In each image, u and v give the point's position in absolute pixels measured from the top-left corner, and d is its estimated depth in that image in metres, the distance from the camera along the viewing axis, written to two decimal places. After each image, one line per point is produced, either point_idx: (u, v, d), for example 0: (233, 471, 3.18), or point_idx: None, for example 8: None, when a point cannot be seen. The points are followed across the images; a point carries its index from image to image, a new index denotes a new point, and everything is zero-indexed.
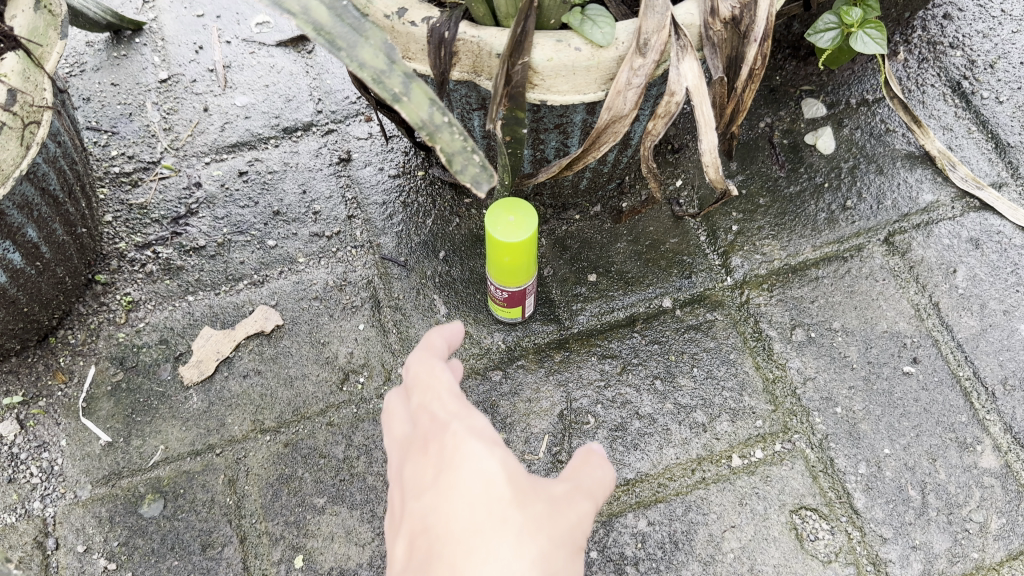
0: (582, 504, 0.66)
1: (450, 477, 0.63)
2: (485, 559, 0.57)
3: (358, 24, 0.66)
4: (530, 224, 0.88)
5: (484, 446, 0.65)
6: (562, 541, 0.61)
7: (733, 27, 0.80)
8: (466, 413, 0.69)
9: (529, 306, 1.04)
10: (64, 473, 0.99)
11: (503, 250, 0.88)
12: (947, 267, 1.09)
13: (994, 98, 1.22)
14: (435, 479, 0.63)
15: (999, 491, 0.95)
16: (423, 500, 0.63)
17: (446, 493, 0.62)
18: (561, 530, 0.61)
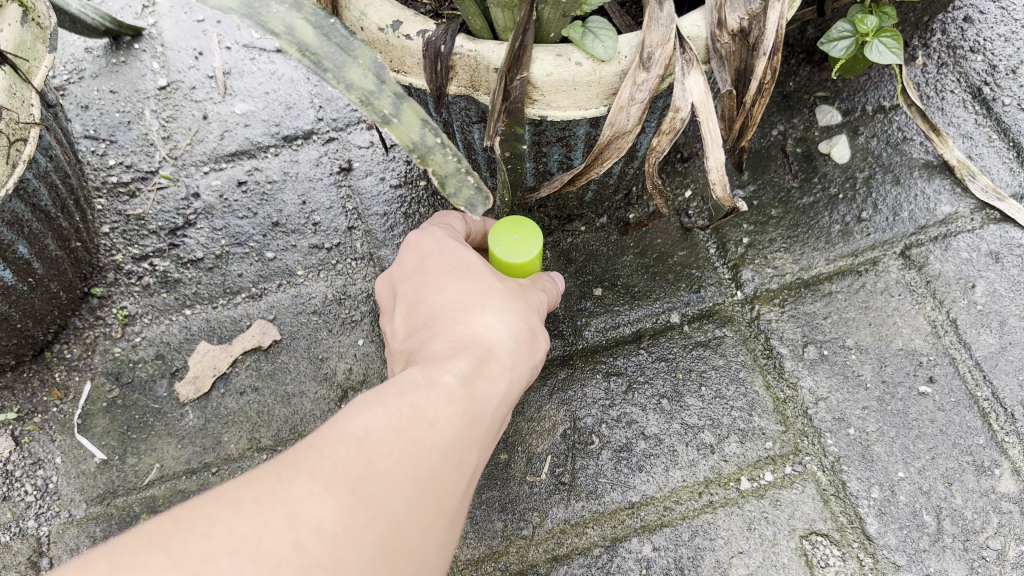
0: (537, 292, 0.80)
1: (437, 266, 0.73)
2: (489, 314, 0.68)
3: (346, 42, 0.63)
4: (535, 240, 0.84)
5: (458, 245, 0.76)
6: (531, 311, 0.74)
7: (741, 39, 0.76)
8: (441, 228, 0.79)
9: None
10: (58, 491, 0.98)
11: (509, 270, 0.84)
12: (966, 282, 1.05)
13: (1016, 105, 1.18)
14: (424, 268, 0.73)
15: (1018, 517, 0.92)
16: (418, 283, 0.72)
17: (437, 274, 0.72)
18: (530, 307, 0.74)
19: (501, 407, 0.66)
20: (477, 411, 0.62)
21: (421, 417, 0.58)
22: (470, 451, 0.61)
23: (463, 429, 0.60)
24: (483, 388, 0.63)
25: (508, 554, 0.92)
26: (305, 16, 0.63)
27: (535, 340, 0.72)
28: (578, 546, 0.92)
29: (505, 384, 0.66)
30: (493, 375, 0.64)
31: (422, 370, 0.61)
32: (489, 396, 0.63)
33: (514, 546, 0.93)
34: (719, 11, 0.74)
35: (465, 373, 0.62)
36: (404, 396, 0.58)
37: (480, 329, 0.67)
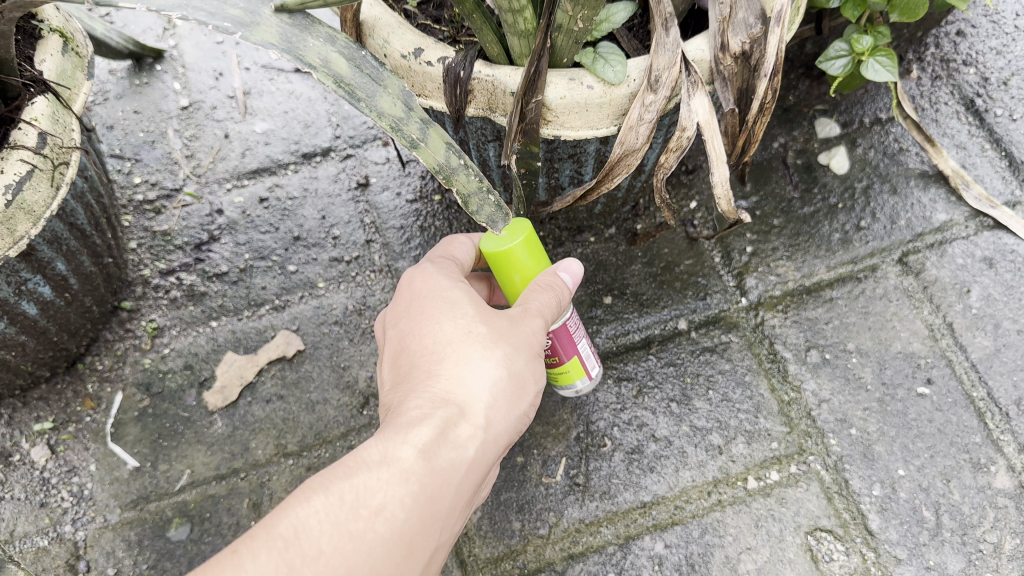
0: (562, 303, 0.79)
1: (428, 309, 0.76)
2: (465, 371, 0.71)
3: (377, 73, 0.68)
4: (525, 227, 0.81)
5: (450, 281, 0.78)
6: (534, 341, 0.75)
7: (743, 62, 0.80)
8: (445, 260, 0.81)
9: (590, 366, 0.93)
10: (94, 497, 1.02)
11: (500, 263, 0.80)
12: (961, 287, 1.09)
13: (1008, 116, 1.22)
14: (417, 311, 0.77)
15: (1013, 511, 0.96)
16: (403, 329, 0.77)
17: (424, 321, 0.75)
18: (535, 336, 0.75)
19: (478, 461, 0.70)
20: (437, 482, 0.67)
21: (371, 502, 0.64)
22: (433, 518, 0.67)
23: (417, 506, 0.66)
24: (443, 459, 0.68)
25: (526, 553, 0.96)
26: (339, 49, 0.67)
27: (527, 379, 0.74)
28: (593, 544, 0.96)
29: (477, 441, 0.70)
30: (458, 442, 0.69)
31: (381, 447, 0.67)
32: (454, 462, 0.68)
33: (532, 544, 0.97)
34: (722, 35, 0.78)
35: (423, 447, 0.67)
36: (357, 480, 0.65)
37: (453, 387, 0.71)
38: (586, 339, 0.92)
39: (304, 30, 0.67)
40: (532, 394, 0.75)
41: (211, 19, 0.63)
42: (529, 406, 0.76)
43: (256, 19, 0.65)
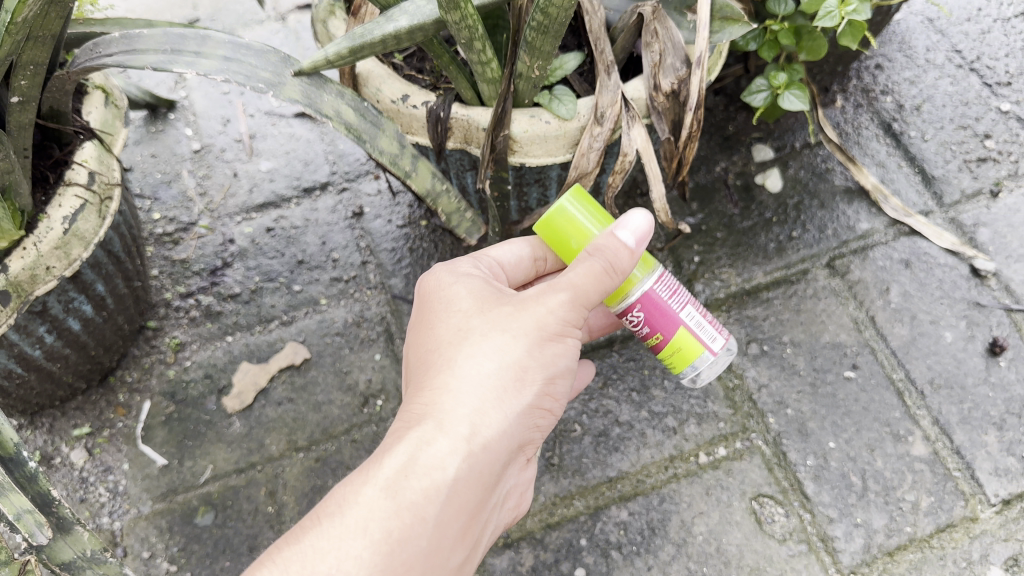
0: (620, 265, 0.78)
1: (425, 325, 0.83)
2: (443, 388, 0.76)
3: (377, 120, 0.85)
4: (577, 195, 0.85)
5: (452, 278, 0.85)
6: (534, 326, 0.78)
7: (674, 98, 0.97)
8: (463, 265, 0.89)
9: (705, 334, 0.87)
10: (128, 492, 1.16)
11: (558, 233, 0.85)
12: (882, 285, 1.26)
13: (920, 137, 1.40)
14: (419, 326, 0.84)
15: (928, 474, 1.12)
16: (411, 341, 0.85)
17: (424, 336, 0.82)
18: (534, 322, 0.78)
19: (460, 481, 0.73)
20: (404, 519, 0.70)
21: (323, 566, 0.67)
22: (404, 558, 0.70)
23: (380, 548, 0.69)
24: (413, 488, 0.72)
25: (509, 525, 1.11)
26: (349, 104, 0.84)
27: (522, 374, 0.77)
28: (567, 515, 1.11)
29: (455, 458, 0.73)
30: (433, 464, 0.73)
31: (346, 495, 0.71)
32: (426, 488, 0.72)
33: (514, 517, 1.11)
34: (654, 77, 0.95)
35: (388, 483, 0.71)
36: (316, 539, 0.69)
37: (432, 405, 0.76)
38: (693, 307, 0.86)
39: (319, 87, 0.83)
40: (531, 387, 0.78)
41: (246, 80, 0.79)
42: (532, 400, 0.78)
43: (283, 80, 0.81)
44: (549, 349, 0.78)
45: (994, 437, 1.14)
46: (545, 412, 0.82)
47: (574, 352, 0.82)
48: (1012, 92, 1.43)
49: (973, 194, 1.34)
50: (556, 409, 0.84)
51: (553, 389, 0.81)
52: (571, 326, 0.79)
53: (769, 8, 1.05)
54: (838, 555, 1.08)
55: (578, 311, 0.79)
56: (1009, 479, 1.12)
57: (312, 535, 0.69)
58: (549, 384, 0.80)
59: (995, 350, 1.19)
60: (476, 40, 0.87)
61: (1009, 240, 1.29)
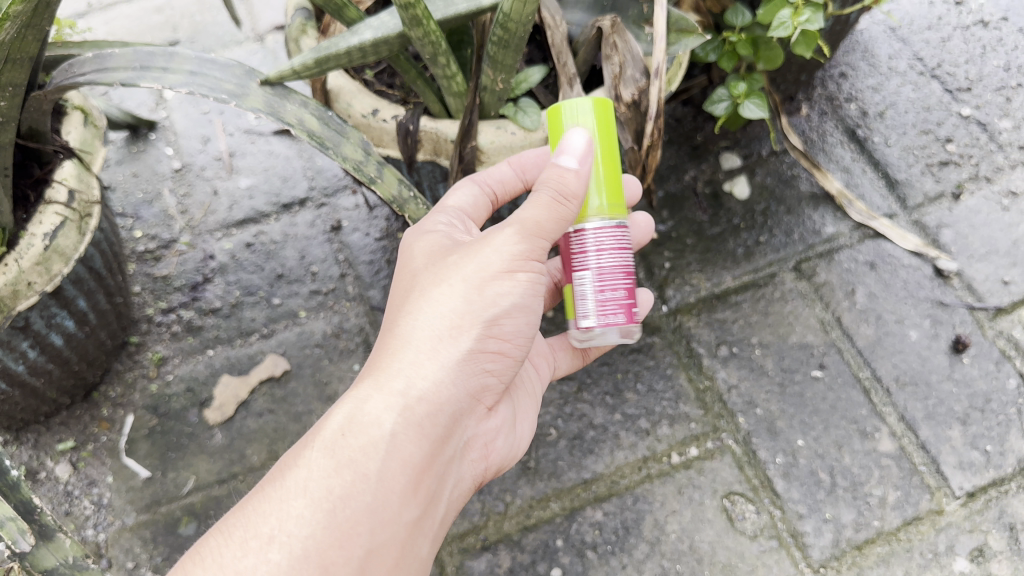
0: (568, 187, 0.78)
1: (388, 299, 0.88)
2: (388, 351, 0.81)
3: (341, 128, 0.88)
4: (598, 106, 0.84)
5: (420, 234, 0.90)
6: (474, 269, 0.80)
7: (635, 108, 0.99)
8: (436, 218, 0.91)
9: (581, 306, 0.86)
10: (112, 504, 1.18)
11: (558, 122, 0.85)
12: (848, 287, 1.29)
13: (884, 142, 1.43)
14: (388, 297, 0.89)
15: (895, 468, 1.15)
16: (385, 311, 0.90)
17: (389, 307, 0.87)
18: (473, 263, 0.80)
19: (398, 436, 0.77)
20: (343, 476, 0.75)
21: (263, 532, 0.71)
22: (346, 515, 0.74)
23: (317, 506, 0.73)
24: (350, 447, 0.76)
25: (487, 528, 1.13)
26: (312, 112, 0.87)
27: (456, 320, 0.80)
28: (543, 516, 1.14)
29: (389, 414, 0.78)
30: (367, 420, 0.78)
31: (293, 461, 0.77)
32: (362, 445, 0.76)
33: (491, 520, 1.14)
34: (615, 88, 0.98)
35: (327, 444, 0.77)
36: (259, 502, 0.74)
37: (377, 367, 0.81)
38: (590, 279, 0.85)
39: (283, 98, 0.86)
40: (468, 331, 0.80)
41: (212, 92, 0.83)
42: (473, 345, 0.80)
43: (247, 91, 0.85)
44: (492, 288, 0.79)
45: (958, 432, 1.17)
46: (496, 356, 0.83)
47: (529, 292, 0.82)
48: (972, 97, 1.47)
49: (935, 197, 1.37)
50: (513, 354, 0.85)
51: (507, 334, 0.82)
52: (522, 255, 0.79)
53: (728, 20, 1.09)
54: (808, 550, 1.10)
55: (527, 242, 0.79)
56: (973, 472, 1.15)
57: (259, 497, 0.75)
58: (496, 328, 0.81)
59: (958, 348, 1.22)
60: (439, 55, 0.90)
61: (971, 240, 1.32)
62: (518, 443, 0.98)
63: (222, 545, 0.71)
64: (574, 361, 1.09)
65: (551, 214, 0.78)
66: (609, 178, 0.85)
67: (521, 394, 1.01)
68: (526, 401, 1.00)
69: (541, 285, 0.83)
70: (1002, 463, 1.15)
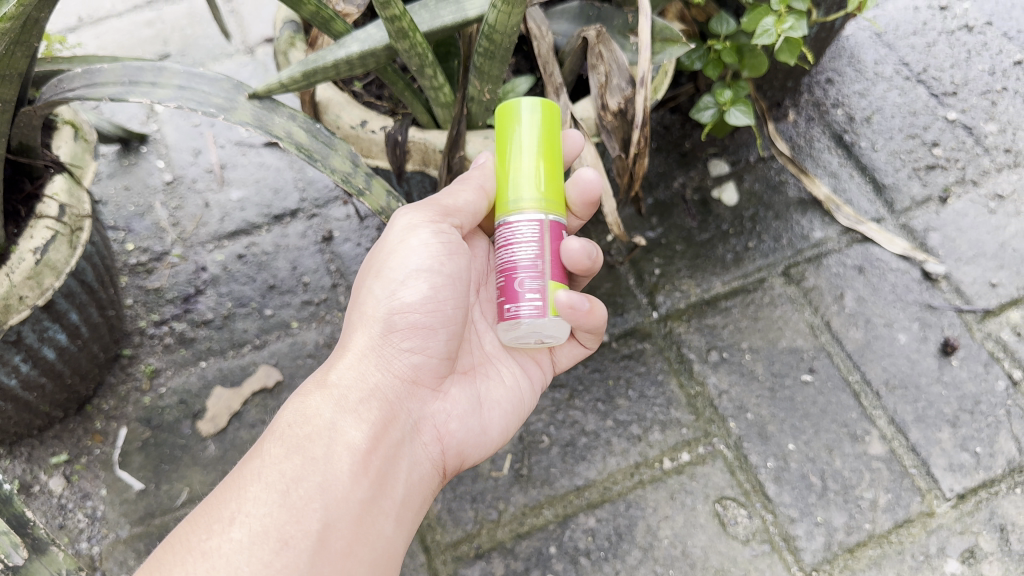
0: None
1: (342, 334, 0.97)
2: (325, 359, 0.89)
3: (329, 140, 0.89)
4: (546, 109, 0.84)
5: None
6: (384, 261, 0.90)
7: (621, 117, 1.01)
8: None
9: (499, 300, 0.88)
10: (106, 517, 1.18)
11: (503, 123, 0.84)
12: (837, 291, 1.30)
13: (871, 147, 1.44)
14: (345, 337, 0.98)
15: (886, 471, 1.16)
16: None
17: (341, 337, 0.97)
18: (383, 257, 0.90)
19: (337, 421, 0.82)
20: (294, 460, 0.77)
21: (223, 516, 0.72)
22: (300, 494, 0.75)
23: (270, 485, 0.75)
24: (294, 433, 0.80)
25: (480, 536, 1.14)
26: (300, 124, 0.88)
27: (369, 310, 0.89)
28: (537, 524, 1.14)
29: (324, 402, 0.83)
30: (309, 412, 0.82)
31: (247, 462, 0.80)
32: (307, 431, 0.80)
33: (485, 528, 1.14)
34: (601, 97, 0.99)
35: (276, 437, 0.80)
36: (219, 494, 0.75)
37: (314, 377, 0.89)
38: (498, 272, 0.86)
39: (271, 111, 0.87)
40: (375, 313, 0.89)
41: (200, 106, 0.83)
42: (387, 326, 0.88)
43: (235, 104, 0.85)
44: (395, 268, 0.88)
45: (948, 434, 1.18)
46: (422, 334, 0.89)
47: (442, 249, 0.88)
48: (958, 102, 1.48)
49: (922, 200, 1.38)
50: (436, 324, 0.89)
51: (429, 314, 0.88)
52: (419, 222, 0.88)
53: (712, 28, 1.10)
54: (800, 554, 1.11)
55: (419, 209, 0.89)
56: (963, 474, 1.15)
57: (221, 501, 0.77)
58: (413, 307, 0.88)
59: (947, 350, 1.23)
60: (426, 67, 0.91)
61: (958, 243, 1.33)
62: (484, 431, 0.97)
63: (187, 535, 0.71)
64: (575, 349, 1.07)
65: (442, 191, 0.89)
66: (555, 185, 0.84)
67: (488, 382, 0.99)
68: (496, 396, 0.99)
69: (452, 261, 0.89)
70: (992, 464, 1.15)
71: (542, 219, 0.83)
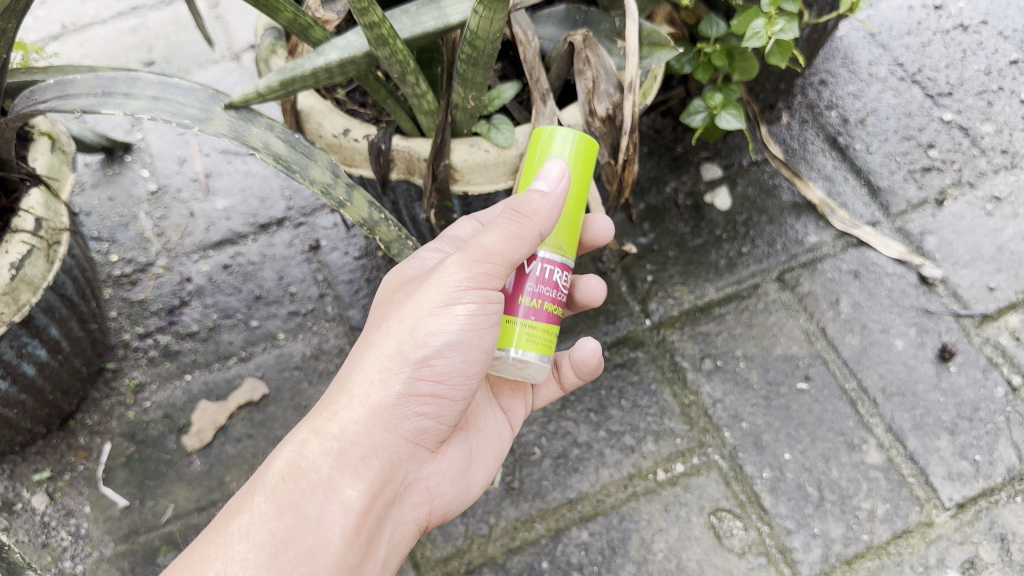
0: (530, 207, 0.76)
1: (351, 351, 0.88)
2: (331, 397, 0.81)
3: (308, 151, 0.87)
4: (584, 144, 0.82)
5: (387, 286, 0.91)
6: (416, 309, 0.79)
7: (610, 122, 0.98)
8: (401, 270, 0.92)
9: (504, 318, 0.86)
10: (90, 535, 1.16)
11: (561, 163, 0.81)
12: (832, 297, 1.28)
13: (866, 149, 1.42)
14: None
15: (883, 481, 1.14)
16: None
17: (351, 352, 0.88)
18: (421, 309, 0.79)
19: (336, 478, 0.78)
20: (285, 519, 0.74)
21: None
22: (290, 558, 0.73)
23: (260, 548, 0.72)
24: (289, 489, 0.76)
25: (471, 551, 1.12)
26: (278, 135, 0.86)
27: (393, 362, 0.80)
28: (529, 538, 1.12)
29: (326, 457, 0.78)
30: (306, 464, 0.78)
31: (237, 504, 0.76)
32: (302, 487, 0.76)
33: (475, 543, 1.12)
34: (589, 103, 0.97)
35: (270, 489, 0.76)
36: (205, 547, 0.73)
37: (317, 406, 0.82)
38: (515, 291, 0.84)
39: (248, 121, 0.85)
40: (399, 370, 0.80)
41: (174, 117, 0.81)
42: (408, 389, 0.80)
43: (210, 115, 0.83)
44: (427, 328, 0.79)
45: (947, 442, 1.16)
46: (434, 400, 0.83)
47: (482, 322, 0.79)
48: (953, 102, 1.46)
49: (919, 203, 1.36)
50: (453, 393, 0.83)
51: (447, 377, 0.81)
52: (462, 286, 0.77)
53: (702, 31, 1.08)
54: (797, 566, 1.09)
55: (472, 272, 0.76)
56: (962, 482, 1.13)
57: (205, 545, 0.74)
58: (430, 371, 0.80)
59: (945, 356, 1.21)
60: (408, 74, 0.89)
61: (955, 247, 1.31)
62: (467, 489, 0.95)
63: None
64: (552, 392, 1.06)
65: (498, 234, 0.75)
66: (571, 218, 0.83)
67: (477, 437, 0.98)
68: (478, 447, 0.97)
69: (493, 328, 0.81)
70: (991, 473, 1.13)
71: (536, 253, 0.81)
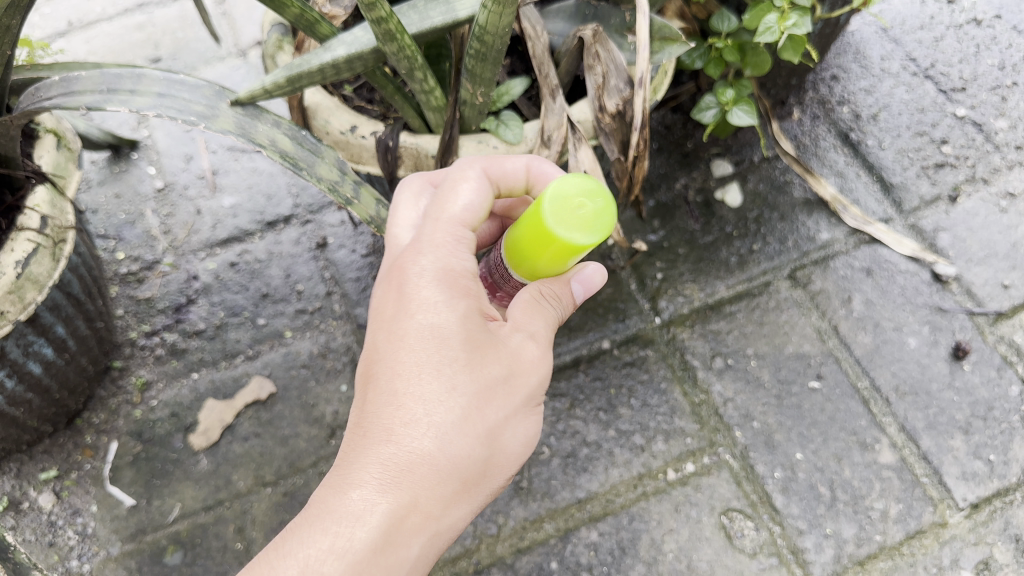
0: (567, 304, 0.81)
1: (395, 382, 0.73)
2: (420, 460, 0.72)
3: (315, 147, 0.86)
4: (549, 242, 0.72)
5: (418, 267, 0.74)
6: (522, 399, 0.77)
7: (620, 118, 0.96)
8: (418, 274, 0.74)
9: None
10: (97, 534, 1.15)
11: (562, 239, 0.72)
12: (844, 294, 1.27)
13: (878, 145, 1.40)
14: (386, 378, 0.74)
15: (896, 481, 1.12)
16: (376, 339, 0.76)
17: (396, 385, 0.73)
18: (523, 398, 0.77)
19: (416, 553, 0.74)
20: None
21: None
22: None
23: None
24: (379, 569, 0.70)
25: (479, 551, 1.11)
26: (284, 132, 0.85)
27: (496, 450, 0.76)
28: (537, 538, 1.11)
29: (420, 538, 0.73)
30: (401, 542, 0.72)
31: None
32: (389, 565, 0.71)
33: (484, 543, 1.11)
34: (598, 98, 0.96)
35: (358, 567, 0.69)
36: None
37: (409, 459, 0.72)
38: None
39: (254, 118, 0.84)
40: (496, 456, 0.77)
41: (180, 114, 0.80)
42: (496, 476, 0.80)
43: (217, 112, 0.83)
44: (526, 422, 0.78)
45: (960, 441, 1.15)
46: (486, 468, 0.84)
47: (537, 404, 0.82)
48: (967, 97, 1.44)
49: (931, 200, 1.34)
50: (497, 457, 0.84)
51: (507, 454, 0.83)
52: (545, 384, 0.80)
53: (713, 25, 1.07)
54: (809, 567, 1.08)
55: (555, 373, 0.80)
56: (976, 482, 1.12)
57: None
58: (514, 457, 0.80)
59: (958, 355, 1.20)
60: (417, 69, 0.88)
61: (969, 244, 1.30)
62: None
63: None
64: None
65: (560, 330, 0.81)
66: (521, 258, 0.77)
67: None
68: None
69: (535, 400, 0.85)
70: (1006, 473, 1.12)
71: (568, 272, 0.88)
